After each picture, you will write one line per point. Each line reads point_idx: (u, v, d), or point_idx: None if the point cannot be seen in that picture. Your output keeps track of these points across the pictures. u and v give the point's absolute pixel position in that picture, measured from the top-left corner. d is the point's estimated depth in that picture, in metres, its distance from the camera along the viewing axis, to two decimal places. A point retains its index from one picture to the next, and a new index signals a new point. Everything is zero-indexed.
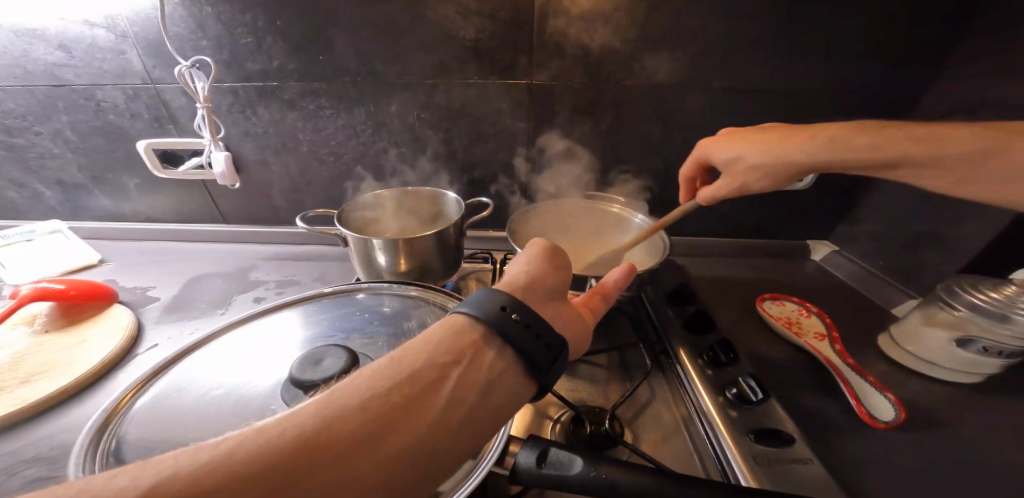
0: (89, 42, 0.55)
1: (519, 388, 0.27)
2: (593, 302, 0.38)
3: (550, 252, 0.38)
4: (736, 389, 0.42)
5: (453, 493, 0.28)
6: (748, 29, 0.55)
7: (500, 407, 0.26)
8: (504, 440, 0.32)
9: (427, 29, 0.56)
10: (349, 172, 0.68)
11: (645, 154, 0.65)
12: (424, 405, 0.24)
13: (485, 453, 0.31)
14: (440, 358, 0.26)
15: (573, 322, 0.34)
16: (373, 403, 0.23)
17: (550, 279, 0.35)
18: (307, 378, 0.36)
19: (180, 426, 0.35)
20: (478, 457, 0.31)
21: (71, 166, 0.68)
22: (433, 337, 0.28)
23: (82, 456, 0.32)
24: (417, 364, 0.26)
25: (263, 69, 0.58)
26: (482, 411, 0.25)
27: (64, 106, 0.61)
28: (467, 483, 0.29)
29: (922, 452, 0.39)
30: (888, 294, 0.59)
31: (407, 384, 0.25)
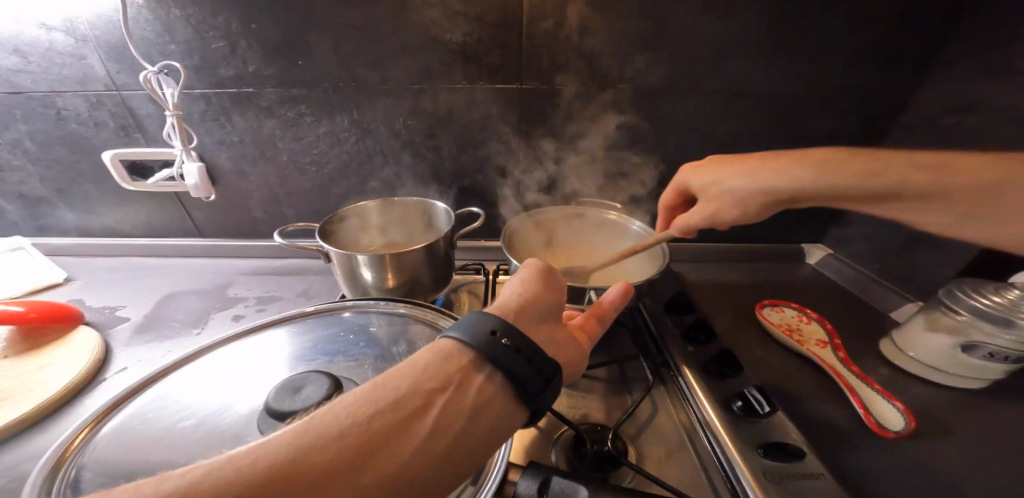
0: (46, 47, 0.52)
1: (509, 415, 0.25)
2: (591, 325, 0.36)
3: (543, 272, 0.35)
4: (741, 402, 0.40)
5: None
6: (739, 32, 0.54)
7: (490, 434, 0.24)
8: (504, 466, 0.30)
9: (411, 33, 0.54)
10: (333, 181, 0.65)
11: (638, 158, 0.64)
12: (408, 434, 0.22)
13: (487, 479, 0.29)
14: (425, 383, 0.24)
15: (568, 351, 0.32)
16: (349, 432, 0.21)
17: (542, 301, 0.33)
18: (285, 408, 0.33)
19: (146, 459, 0.32)
20: (479, 483, 0.29)
21: (32, 179, 0.63)
22: (417, 361, 0.26)
23: (37, 491, 0.28)
24: (399, 389, 0.24)
25: (236, 75, 0.55)
26: (467, 442, 0.23)
27: (22, 115, 0.57)
28: None
29: (932, 462, 0.38)
30: (884, 297, 0.59)
31: (386, 410, 0.23)
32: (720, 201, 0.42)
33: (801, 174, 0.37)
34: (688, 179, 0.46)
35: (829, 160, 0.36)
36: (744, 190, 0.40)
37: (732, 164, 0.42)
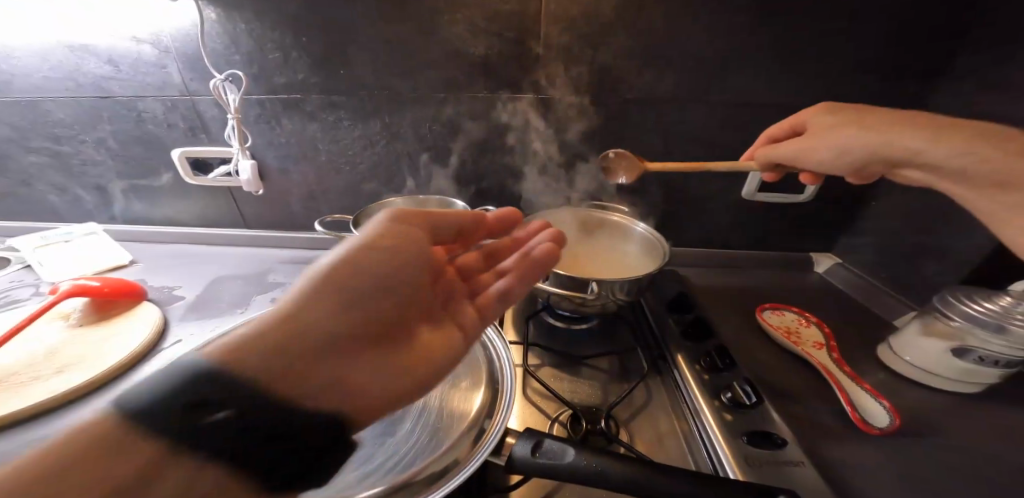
0: (134, 57, 0.60)
1: (432, 338, 0.35)
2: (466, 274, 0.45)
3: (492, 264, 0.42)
4: (730, 393, 0.43)
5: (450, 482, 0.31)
6: (746, 47, 0.57)
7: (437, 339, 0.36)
8: (501, 433, 0.34)
9: (441, 46, 0.59)
10: (364, 180, 0.72)
11: (648, 165, 0.67)
12: (371, 348, 0.31)
13: (482, 444, 0.34)
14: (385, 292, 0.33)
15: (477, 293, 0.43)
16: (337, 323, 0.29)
17: (412, 253, 0.36)
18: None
19: None
20: (472, 447, 0.34)
21: (110, 173, 0.71)
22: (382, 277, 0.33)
23: None
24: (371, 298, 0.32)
25: (288, 83, 0.62)
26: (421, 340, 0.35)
27: (108, 117, 0.65)
28: (464, 470, 0.32)
29: (921, 459, 0.39)
30: (889, 306, 0.59)
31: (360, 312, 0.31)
32: (819, 139, 0.42)
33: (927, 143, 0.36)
34: (810, 116, 0.45)
35: (967, 138, 0.35)
36: (848, 142, 0.40)
37: (861, 117, 0.40)
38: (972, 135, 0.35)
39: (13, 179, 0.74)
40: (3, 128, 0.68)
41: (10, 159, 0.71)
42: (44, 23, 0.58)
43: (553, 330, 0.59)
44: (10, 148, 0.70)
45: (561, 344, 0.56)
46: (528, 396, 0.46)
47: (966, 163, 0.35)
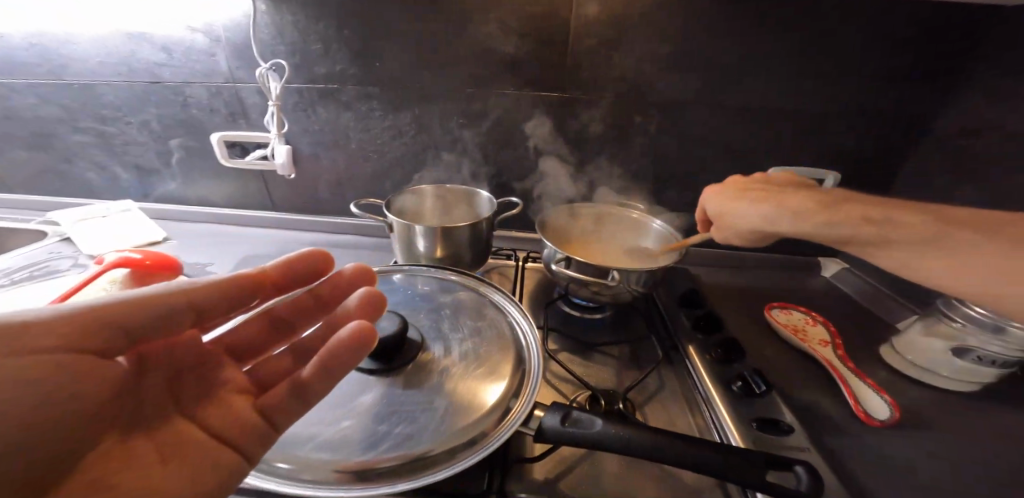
0: (188, 46, 0.63)
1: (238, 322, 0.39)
2: (244, 351, 0.40)
3: (367, 328, 0.35)
4: (740, 382, 0.45)
5: (478, 451, 0.32)
6: (768, 56, 0.59)
7: (214, 383, 0.35)
8: (531, 405, 0.36)
9: (475, 44, 0.62)
10: (392, 168, 0.75)
11: (667, 165, 0.69)
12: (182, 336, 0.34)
13: (509, 419, 0.35)
14: (140, 331, 0.31)
15: (272, 361, 0.39)
16: (69, 382, 0.27)
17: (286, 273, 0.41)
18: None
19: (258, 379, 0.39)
20: (498, 422, 0.35)
21: (150, 153, 0.73)
22: (148, 312, 0.31)
23: None
24: (101, 348, 0.30)
25: (327, 73, 0.65)
26: (187, 384, 0.34)
27: (156, 101, 0.68)
28: (494, 441, 0.33)
29: (931, 454, 0.41)
30: (895, 310, 0.62)
31: (92, 360, 0.29)
32: (728, 227, 0.46)
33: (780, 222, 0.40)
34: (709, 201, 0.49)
35: (797, 209, 0.39)
36: (745, 223, 0.43)
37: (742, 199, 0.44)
38: (786, 208, 0.40)
39: (53, 156, 0.74)
40: (53, 108, 0.69)
41: (54, 139, 0.72)
42: (108, 12, 0.61)
43: (569, 319, 0.62)
44: (58, 127, 0.71)
45: (576, 332, 0.59)
46: (548, 379, 0.49)
47: (835, 234, 0.38)
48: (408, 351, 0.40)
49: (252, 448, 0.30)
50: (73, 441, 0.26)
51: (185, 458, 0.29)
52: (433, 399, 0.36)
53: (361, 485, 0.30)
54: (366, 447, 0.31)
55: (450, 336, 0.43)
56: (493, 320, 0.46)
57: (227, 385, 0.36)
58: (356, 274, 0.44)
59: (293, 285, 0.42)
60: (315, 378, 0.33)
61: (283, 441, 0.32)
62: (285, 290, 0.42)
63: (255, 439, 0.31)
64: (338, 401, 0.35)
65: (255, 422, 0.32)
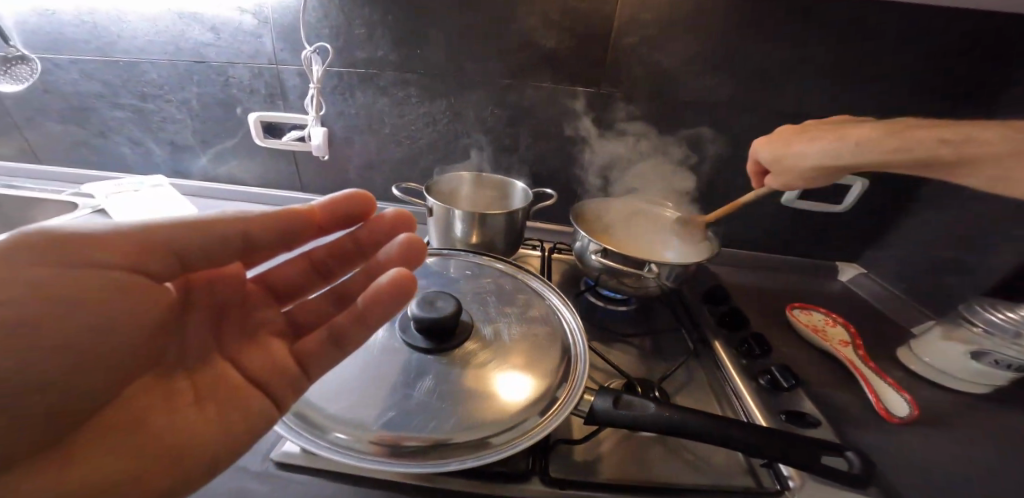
0: (236, 26, 0.63)
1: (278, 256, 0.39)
2: (284, 292, 0.42)
3: (406, 277, 0.38)
4: (768, 377, 0.48)
5: (522, 443, 0.34)
6: (804, 63, 0.61)
7: (253, 323, 0.37)
8: (573, 401, 0.38)
9: (517, 37, 0.63)
10: (425, 156, 0.75)
11: (697, 165, 0.71)
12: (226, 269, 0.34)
13: (550, 416, 0.36)
14: (192, 261, 0.31)
15: (309, 306, 0.41)
16: (123, 309, 0.27)
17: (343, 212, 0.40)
18: (425, 316, 0.39)
19: None
20: (541, 416, 0.36)
21: (186, 130, 0.73)
22: (199, 242, 0.31)
23: None
24: (155, 272, 0.30)
25: (368, 58, 0.66)
26: (229, 319, 0.35)
27: (198, 80, 0.68)
28: (538, 433, 0.35)
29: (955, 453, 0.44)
30: (911, 315, 0.64)
31: (147, 284, 0.29)
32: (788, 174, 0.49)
33: (843, 151, 0.43)
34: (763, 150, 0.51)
35: (865, 138, 0.41)
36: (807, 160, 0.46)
37: (796, 144, 0.47)
38: (845, 138, 0.43)
39: (89, 131, 0.73)
40: (93, 83, 0.69)
41: (90, 113, 0.71)
42: None
43: (596, 310, 0.63)
44: (97, 103, 0.70)
45: (604, 323, 0.60)
46: None
47: (906, 158, 0.40)
48: (461, 333, 0.41)
49: (283, 397, 0.33)
50: (121, 363, 0.28)
51: (220, 398, 0.31)
52: (479, 381, 0.37)
53: (390, 459, 0.32)
54: (409, 425, 0.33)
55: (498, 320, 0.45)
56: (538, 307, 0.48)
57: (266, 326, 0.37)
58: (399, 221, 0.44)
59: (341, 226, 0.41)
60: (351, 328, 0.36)
61: (333, 413, 0.34)
62: (332, 230, 0.41)
63: (288, 388, 0.33)
64: (392, 378, 0.37)
65: (290, 370, 0.34)
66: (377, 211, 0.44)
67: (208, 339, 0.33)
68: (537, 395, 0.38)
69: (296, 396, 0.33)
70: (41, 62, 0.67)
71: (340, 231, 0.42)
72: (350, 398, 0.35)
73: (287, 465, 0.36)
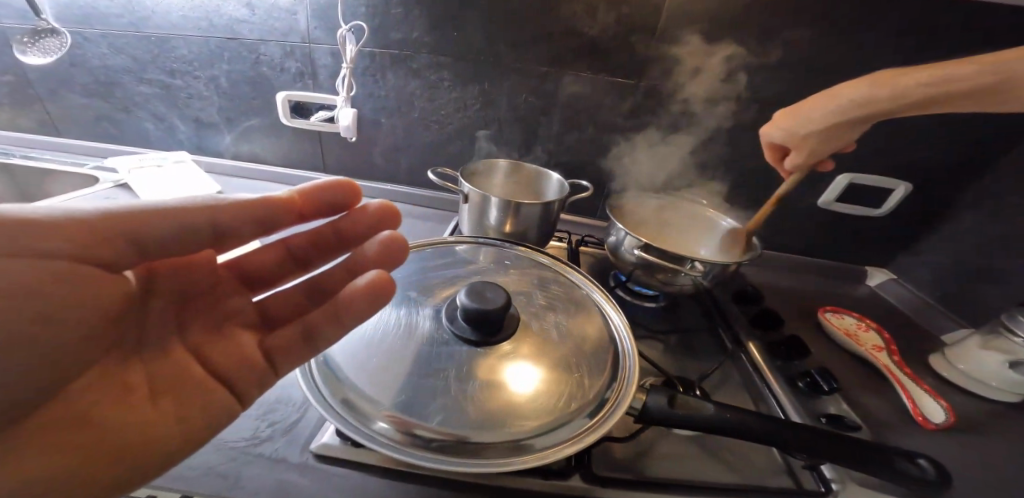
0: (270, 3, 0.60)
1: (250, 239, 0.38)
2: (258, 278, 0.43)
3: (385, 280, 0.36)
4: (807, 379, 0.47)
5: (575, 444, 0.34)
6: (853, 62, 0.59)
7: (221, 314, 0.37)
8: (625, 393, 0.37)
9: (558, 24, 0.61)
10: (454, 142, 0.74)
11: (731, 163, 0.70)
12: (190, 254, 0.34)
13: (601, 415, 0.36)
14: (152, 251, 0.31)
15: (280, 295, 0.41)
16: (76, 300, 0.27)
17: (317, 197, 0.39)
18: (473, 306, 0.38)
19: (361, 335, 0.39)
20: (592, 417, 0.36)
21: (212, 108, 0.71)
22: (162, 230, 0.30)
23: (308, 384, 0.35)
24: (111, 261, 0.29)
25: (403, 39, 0.64)
26: (192, 308, 0.35)
27: (228, 57, 0.65)
28: (587, 436, 0.34)
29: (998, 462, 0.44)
30: (941, 322, 0.64)
31: (101, 273, 0.29)
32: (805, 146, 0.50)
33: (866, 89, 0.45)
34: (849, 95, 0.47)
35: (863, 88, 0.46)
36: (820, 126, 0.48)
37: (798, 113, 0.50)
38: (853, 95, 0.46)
39: (112, 104, 0.71)
40: (119, 56, 0.66)
41: (114, 86, 0.69)
42: None
43: (627, 305, 0.63)
44: (122, 76, 0.68)
45: (636, 319, 0.60)
46: None
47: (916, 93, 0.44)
48: (507, 327, 0.40)
49: (246, 390, 0.33)
50: (71, 361, 0.27)
51: (182, 393, 0.31)
52: (519, 377, 0.37)
53: (422, 453, 0.31)
54: (442, 421, 0.33)
55: (543, 315, 0.44)
56: (583, 305, 0.47)
57: (236, 317, 0.37)
58: (384, 212, 0.43)
59: (322, 213, 0.40)
60: (324, 323, 0.35)
61: (372, 404, 0.34)
62: (313, 218, 0.40)
63: (254, 383, 0.34)
64: (437, 370, 0.36)
65: (256, 363, 0.34)
66: (361, 201, 0.43)
67: (171, 330, 0.33)
68: (549, 386, 0.37)
69: (260, 390, 0.34)
70: (72, 36, 0.65)
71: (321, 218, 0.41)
72: (397, 389, 0.35)
73: (326, 457, 0.35)
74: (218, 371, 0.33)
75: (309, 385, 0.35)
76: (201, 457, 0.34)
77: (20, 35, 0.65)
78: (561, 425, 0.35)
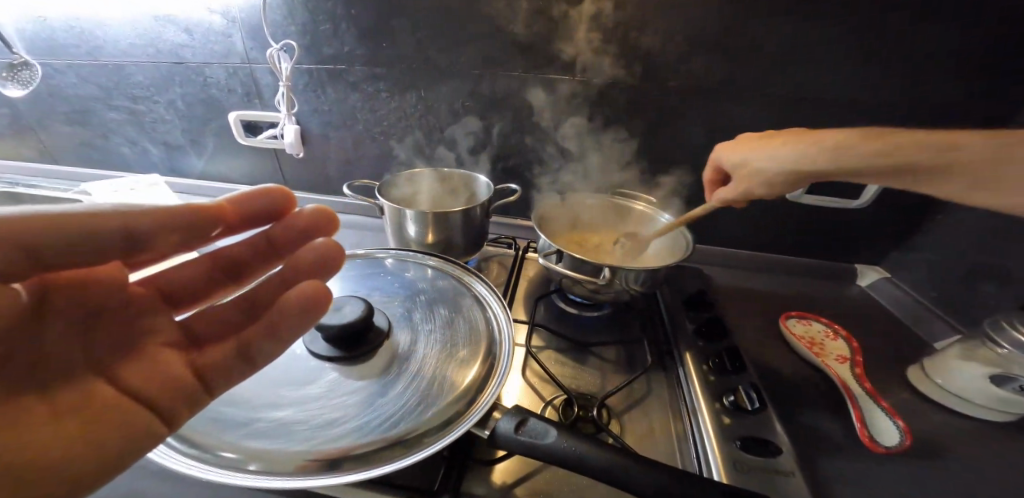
0: (206, 27, 0.65)
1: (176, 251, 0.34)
2: (182, 294, 0.39)
3: (318, 292, 0.33)
4: (733, 397, 0.41)
5: (434, 444, 0.31)
6: (800, 35, 0.53)
7: (137, 333, 0.32)
8: (487, 406, 0.34)
9: (477, 24, 0.60)
10: (398, 150, 0.74)
11: (683, 155, 0.65)
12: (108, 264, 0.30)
13: (469, 413, 0.33)
14: (59, 260, 0.27)
15: (209, 311, 0.37)
16: None
17: (254, 203, 0.38)
18: (326, 322, 0.36)
19: None
20: (461, 415, 0.33)
21: (175, 130, 0.76)
22: (67, 233, 0.27)
23: None
24: (5, 269, 0.25)
25: (334, 53, 0.65)
26: (104, 327, 0.31)
27: (180, 81, 0.70)
28: (447, 436, 0.31)
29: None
30: (942, 329, 0.54)
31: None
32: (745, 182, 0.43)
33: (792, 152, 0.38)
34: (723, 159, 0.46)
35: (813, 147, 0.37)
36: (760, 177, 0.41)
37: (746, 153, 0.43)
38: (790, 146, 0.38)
39: (93, 132, 0.79)
40: (91, 87, 0.73)
41: (92, 115, 0.76)
42: None
43: (563, 314, 0.59)
44: (95, 104, 0.75)
45: (568, 329, 0.56)
46: (526, 378, 0.46)
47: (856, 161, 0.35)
48: (372, 339, 0.38)
49: (172, 414, 0.29)
50: None
51: (94, 416, 0.25)
52: (395, 388, 0.35)
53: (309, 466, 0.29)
54: (307, 438, 0.30)
55: (420, 326, 0.42)
56: (472, 314, 0.44)
57: (154, 335, 0.33)
58: (321, 218, 0.42)
59: (255, 223, 0.39)
60: (262, 338, 0.32)
61: (222, 425, 0.31)
62: (241, 227, 0.38)
63: (182, 404, 0.29)
64: (285, 384, 0.35)
65: (182, 381, 0.30)
66: (297, 207, 0.41)
67: (80, 353, 0.29)
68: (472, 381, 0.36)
69: (189, 413, 0.29)
70: (43, 67, 0.72)
71: (253, 228, 0.40)
72: (233, 403, 0.33)
73: None
74: (133, 388, 0.28)
75: None
76: None
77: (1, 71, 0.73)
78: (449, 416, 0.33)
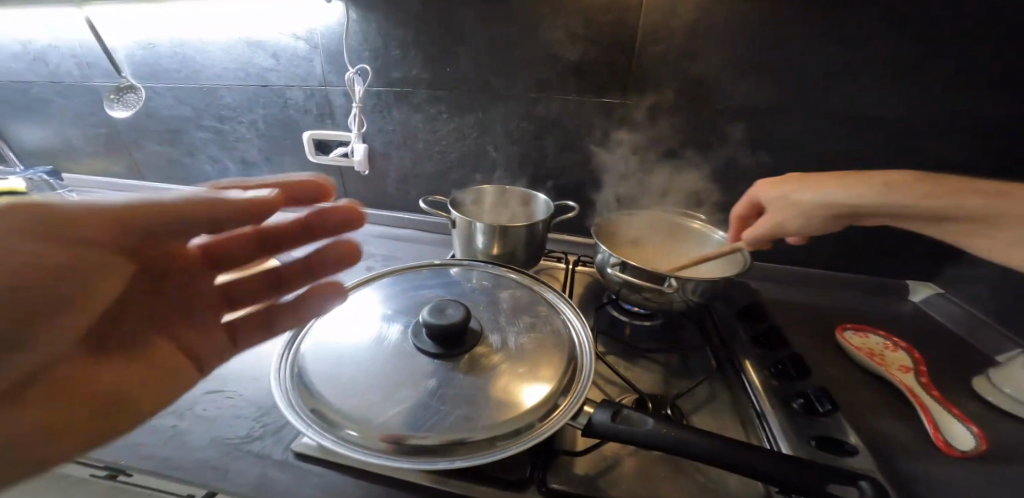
0: (291, 52, 0.72)
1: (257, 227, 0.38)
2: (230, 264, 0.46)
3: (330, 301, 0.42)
4: (802, 400, 0.43)
5: (513, 448, 0.34)
6: (845, 57, 0.56)
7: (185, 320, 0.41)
8: (575, 411, 0.36)
9: (538, 49, 0.65)
10: (454, 168, 0.79)
11: (730, 172, 0.68)
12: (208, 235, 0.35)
13: (551, 421, 0.36)
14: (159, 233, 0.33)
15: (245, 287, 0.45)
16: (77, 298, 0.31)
17: (304, 192, 0.43)
18: (434, 321, 0.40)
19: (342, 345, 0.42)
20: (542, 420, 0.36)
21: (253, 148, 0.84)
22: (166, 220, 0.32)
23: (282, 387, 0.38)
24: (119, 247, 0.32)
25: (402, 76, 0.71)
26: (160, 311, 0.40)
27: (263, 102, 0.78)
28: (529, 440, 0.34)
29: None
30: (1000, 343, 0.55)
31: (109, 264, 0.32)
32: (785, 212, 0.49)
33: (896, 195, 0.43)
34: (760, 194, 0.53)
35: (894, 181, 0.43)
36: (813, 203, 0.47)
37: (799, 184, 0.49)
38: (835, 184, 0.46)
39: (180, 150, 0.87)
40: (183, 108, 0.82)
41: (182, 134, 0.84)
42: (233, 26, 0.71)
43: (618, 322, 0.61)
44: (186, 124, 0.83)
45: (625, 337, 0.58)
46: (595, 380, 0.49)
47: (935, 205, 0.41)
48: (469, 340, 0.42)
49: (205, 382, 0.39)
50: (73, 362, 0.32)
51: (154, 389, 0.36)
52: (482, 388, 0.38)
53: (400, 457, 0.33)
54: (410, 430, 0.34)
55: (506, 330, 0.45)
56: (548, 322, 0.47)
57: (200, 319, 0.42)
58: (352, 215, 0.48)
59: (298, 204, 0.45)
60: None
61: (342, 414, 0.35)
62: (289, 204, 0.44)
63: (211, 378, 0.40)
64: (403, 378, 0.38)
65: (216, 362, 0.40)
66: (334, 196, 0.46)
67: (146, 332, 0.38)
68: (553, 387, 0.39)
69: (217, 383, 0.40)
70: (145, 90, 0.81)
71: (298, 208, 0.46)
72: (360, 395, 0.37)
73: (303, 455, 0.38)
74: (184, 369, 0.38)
75: (281, 392, 0.38)
76: (202, 449, 0.39)
77: (109, 93, 0.82)
78: (524, 425, 0.36)
